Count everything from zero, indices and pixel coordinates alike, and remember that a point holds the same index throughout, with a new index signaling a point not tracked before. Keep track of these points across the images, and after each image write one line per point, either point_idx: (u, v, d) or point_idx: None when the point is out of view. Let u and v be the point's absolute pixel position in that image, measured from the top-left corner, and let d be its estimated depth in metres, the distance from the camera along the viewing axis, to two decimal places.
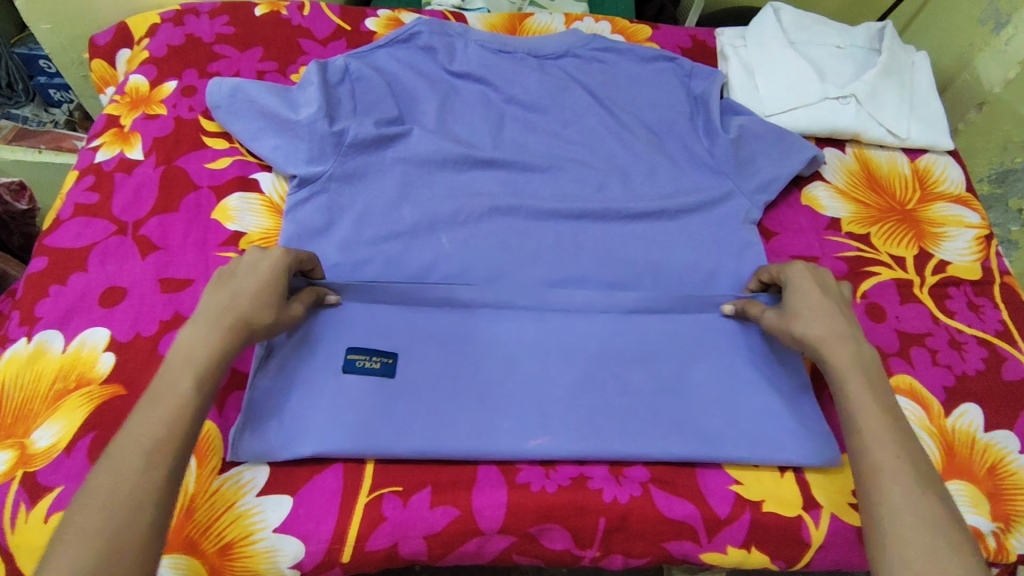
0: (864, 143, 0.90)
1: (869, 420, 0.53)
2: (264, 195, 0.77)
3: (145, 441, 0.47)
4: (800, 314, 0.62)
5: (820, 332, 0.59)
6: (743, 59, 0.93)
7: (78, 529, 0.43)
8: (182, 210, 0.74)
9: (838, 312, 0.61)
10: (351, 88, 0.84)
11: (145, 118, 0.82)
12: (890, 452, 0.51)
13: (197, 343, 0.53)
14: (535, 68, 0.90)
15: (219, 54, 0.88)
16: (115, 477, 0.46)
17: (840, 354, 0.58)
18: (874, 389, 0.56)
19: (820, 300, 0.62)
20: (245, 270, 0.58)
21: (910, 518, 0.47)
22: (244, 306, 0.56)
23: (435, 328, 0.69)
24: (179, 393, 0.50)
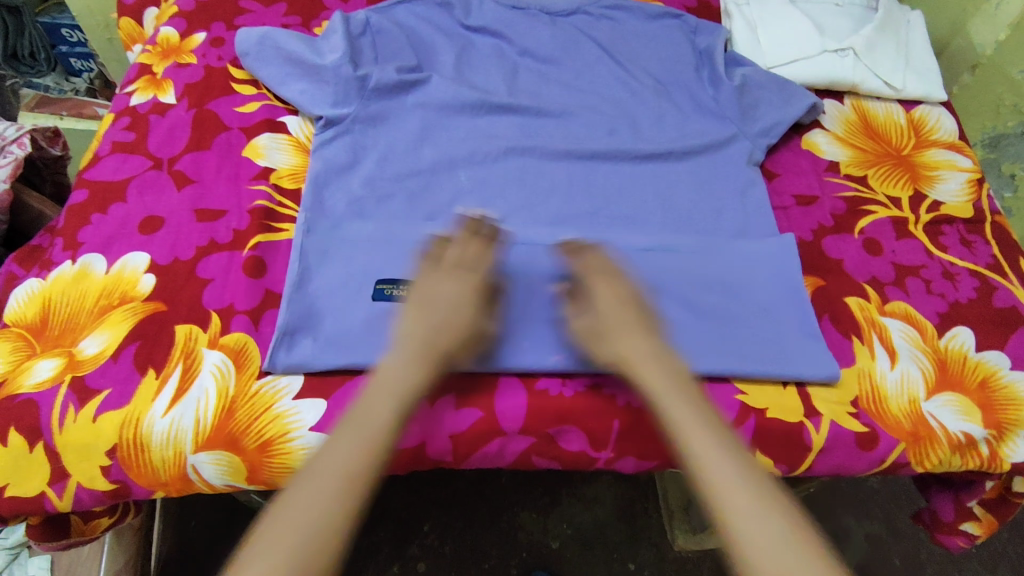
0: (862, 95, 0.94)
1: (693, 428, 0.53)
2: (292, 136, 0.81)
3: (350, 466, 0.53)
4: (614, 327, 0.61)
5: (631, 351, 0.59)
6: (745, 16, 0.97)
7: (277, 546, 0.49)
8: (214, 148, 0.78)
9: (631, 319, 0.61)
10: (373, 40, 0.88)
11: (177, 66, 0.86)
12: (727, 465, 0.51)
13: (394, 375, 0.59)
14: (548, 24, 0.94)
15: (244, 9, 0.92)
16: (324, 501, 0.51)
17: (643, 368, 0.58)
18: (689, 398, 0.55)
19: (619, 314, 0.61)
20: (443, 303, 0.63)
21: (756, 521, 0.48)
22: (449, 336, 0.62)
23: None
24: (382, 422, 0.55)
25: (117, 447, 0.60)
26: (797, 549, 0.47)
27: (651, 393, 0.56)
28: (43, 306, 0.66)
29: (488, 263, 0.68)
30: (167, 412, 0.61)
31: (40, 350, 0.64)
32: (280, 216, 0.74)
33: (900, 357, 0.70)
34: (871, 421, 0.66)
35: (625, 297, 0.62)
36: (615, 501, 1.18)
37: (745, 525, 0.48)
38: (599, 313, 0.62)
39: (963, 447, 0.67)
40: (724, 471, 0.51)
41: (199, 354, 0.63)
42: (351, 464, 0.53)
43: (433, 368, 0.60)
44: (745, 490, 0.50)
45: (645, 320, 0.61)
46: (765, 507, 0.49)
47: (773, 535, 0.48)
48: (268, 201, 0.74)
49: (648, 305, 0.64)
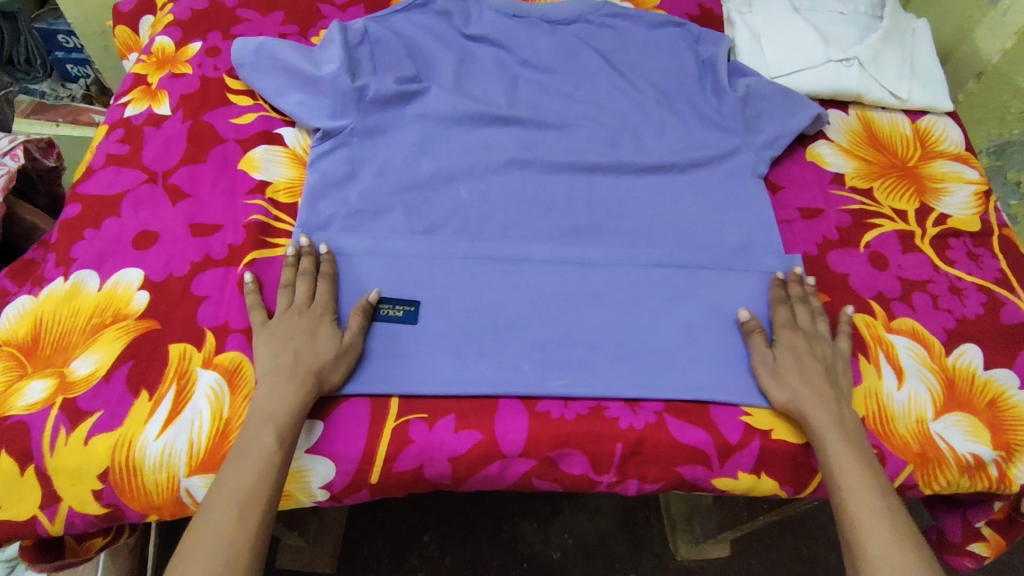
0: (866, 105, 0.93)
1: (850, 463, 0.59)
2: (288, 148, 0.80)
3: (238, 492, 0.54)
4: (785, 368, 0.65)
5: (806, 396, 0.63)
6: (749, 25, 0.96)
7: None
8: (210, 161, 0.77)
9: (817, 367, 0.65)
10: (371, 49, 0.87)
11: (172, 77, 0.85)
12: (872, 499, 0.57)
13: (270, 401, 0.58)
14: (548, 32, 0.93)
15: (241, 18, 0.91)
16: (216, 529, 0.52)
17: (814, 414, 0.62)
18: (859, 445, 0.61)
19: (816, 362, 0.65)
20: (285, 330, 0.62)
21: (893, 547, 0.55)
22: (300, 360, 0.60)
23: (455, 272, 0.71)
24: (264, 448, 0.56)
25: (109, 470, 0.59)
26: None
27: (818, 431, 0.61)
28: (34, 324, 0.65)
29: (327, 291, 0.66)
30: (161, 435, 0.59)
31: (31, 371, 0.62)
32: (276, 231, 0.73)
33: (907, 375, 0.69)
34: (878, 442, 0.65)
35: (812, 346, 0.66)
36: (617, 510, 1.17)
37: (881, 548, 0.55)
38: (779, 354, 0.66)
39: (971, 468, 0.66)
40: (868, 507, 0.57)
41: (193, 375, 0.62)
42: (239, 486, 0.54)
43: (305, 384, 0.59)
44: (877, 517, 0.56)
45: (832, 366, 0.65)
46: (904, 536, 0.55)
47: (908, 561, 0.54)
48: (264, 216, 0.73)
49: (831, 348, 0.67)
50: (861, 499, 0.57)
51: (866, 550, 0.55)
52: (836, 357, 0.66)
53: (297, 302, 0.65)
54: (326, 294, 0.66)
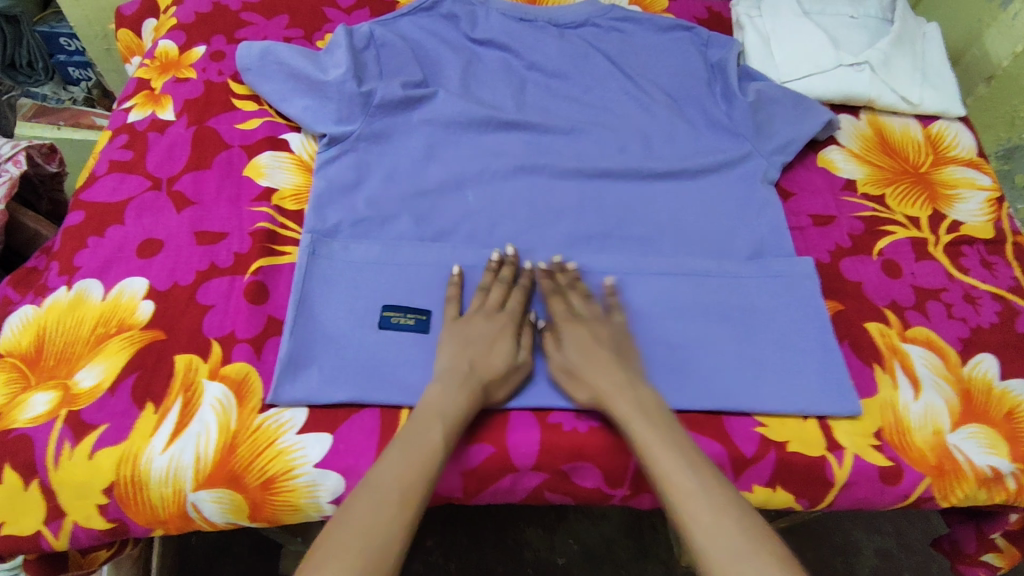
0: (877, 110, 0.92)
1: (656, 445, 0.56)
2: (294, 154, 0.79)
3: (401, 484, 0.52)
4: (580, 364, 0.62)
5: (620, 386, 0.60)
6: (758, 28, 0.95)
7: (339, 548, 0.48)
8: (215, 167, 0.76)
9: (609, 356, 0.63)
10: (376, 53, 0.86)
11: (176, 81, 0.84)
12: (683, 473, 0.53)
13: (439, 400, 0.58)
14: (555, 36, 0.92)
15: (245, 22, 0.90)
16: (378, 506, 0.50)
17: (619, 403, 0.59)
18: (660, 422, 0.57)
19: (585, 351, 0.63)
20: (477, 339, 0.63)
21: (716, 522, 0.50)
22: (482, 375, 0.61)
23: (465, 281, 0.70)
24: (432, 443, 0.55)
25: (114, 485, 0.58)
26: (751, 552, 0.49)
27: (621, 419, 0.59)
28: (37, 335, 0.64)
29: (523, 301, 0.67)
30: (167, 448, 0.58)
31: (34, 382, 0.61)
32: (281, 238, 0.72)
33: (924, 386, 0.68)
34: (895, 455, 0.64)
35: (568, 341, 0.64)
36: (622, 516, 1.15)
37: (701, 527, 0.50)
38: (567, 349, 0.64)
39: (989, 481, 0.65)
40: (687, 479, 0.53)
41: (199, 386, 0.61)
42: (395, 479, 0.52)
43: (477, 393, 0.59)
44: (699, 490, 0.52)
45: (617, 355, 0.63)
46: (719, 510, 0.51)
47: (728, 537, 0.49)
48: (270, 223, 0.72)
49: (614, 338, 0.65)
50: (678, 477, 0.53)
51: (689, 527, 0.51)
52: (609, 334, 0.65)
53: (490, 304, 0.66)
54: (519, 304, 0.67)
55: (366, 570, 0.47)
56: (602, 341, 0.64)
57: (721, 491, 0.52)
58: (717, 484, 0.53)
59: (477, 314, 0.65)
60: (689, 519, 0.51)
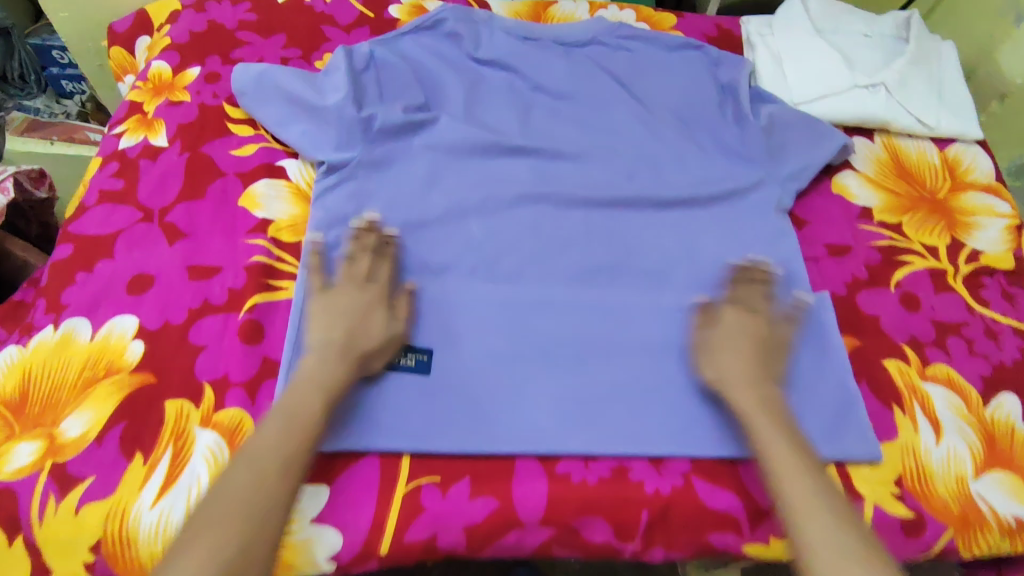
0: (893, 132, 0.89)
1: (772, 443, 0.56)
2: (291, 182, 0.76)
3: (282, 453, 0.53)
4: (717, 343, 0.64)
5: (730, 378, 0.61)
6: (770, 47, 0.92)
7: (217, 523, 0.49)
8: (209, 197, 0.73)
9: (752, 349, 0.62)
10: (377, 76, 0.83)
11: (169, 105, 0.81)
12: (802, 480, 0.53)
13: (321, 372, 0.58)
14: (561, 56, 0.90)
15: (241, 41, 0.87)
16: (257, 479, 0.51)
17: (738, 396, 0.60)
18: (785, 422, 0.58)
19: (754, 336, 0.63)
20: (350, 306, 0.62)
21: (830, 524, 0.51)
22: (356, 340, 0.60)
23: (470, 318, 0.68)
24: (309, 413, 0.55)
25: (101, 542, 0.55)
26: (862, 561, 0.49)
27: (742, 413, 0.59)
28: (22, 379, 0.61)
29: (388, 272, 0.66)
30: (156, 503, 0.56)
31: (19, 431, 0.59)
32: (279, 273, 0.69)
33: (945, 430, 0.65)
34: (917, 505, 0.62)
35: (754, 317, 0.65)
36: None
37: (816, 530, 0.51)
38: (714, 326, 0.65)
39: (1013, 532, 0.62)
40: (800, 488, 0.53)
41: (191, 435, 0.59)
42: (276, 441, 0.53)
43: (348, 364, 0.59)
44: (817, 498, 0.52)
45: (757, 339, 0.63)
46: (838, 510, 0.52)
47: (841, 538, 0.50)
48: (266, 257, 0.69)
49: (755, 331, 0.63)
50: (797, 480, 0.53)
51: (796, 526, 0.51)
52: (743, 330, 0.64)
53: (359, 276, 0.65)
54: (387, 276, 0.66)
55: (221, 533, 0.48)
56: (725, 331, 0.64)
57: (838, 499, 0.53)
58: (831, 491, 0.53)
59: (345, 283, 0.64)
60: (804, 528, 0.51)
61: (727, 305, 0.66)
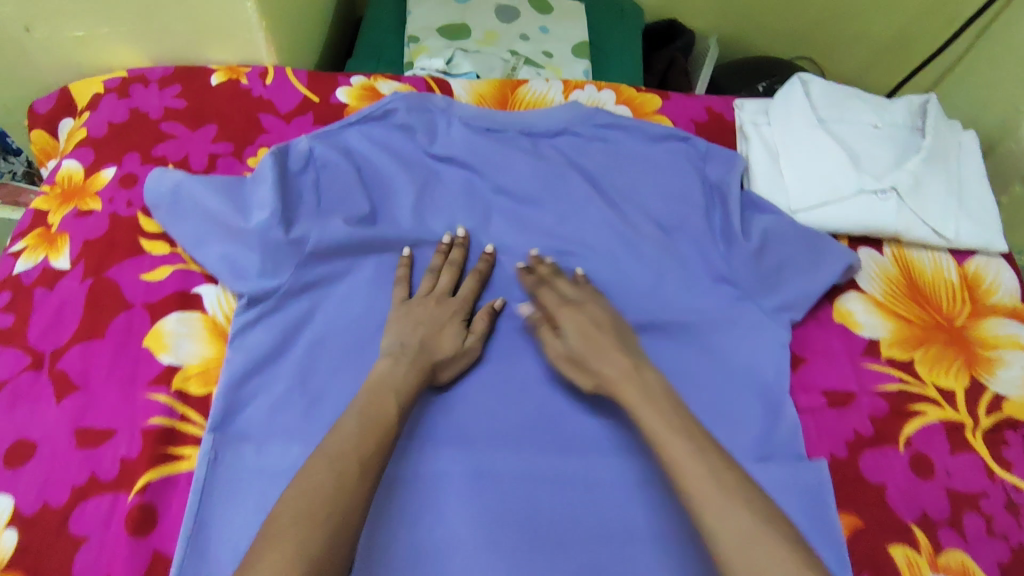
0: (905, 243, 0.78)
1: (658, 429, 0.53)
2: (206, 315, 0.66)
3: (360, 449, 0.51)
4: (584, 351, 0.62)
5: (606, 361, 0.60)
6: (766, 140, 0.81)
7: (298, 516, 0.46)
8: (109, 336, 0.64)
9: (608, 341, 0.62)
10: (316, 178, 0.74)
11: (76, 215, 0.72)
12: (690, 455, 0.50)
13: (389, 377, 0.59)
14: (528, 149, 0.79)
15: (166, 134, 0.77)
16: (336, 471, 0.49)
17: (625, 390, 0.58)
18: (661, 401, 0.56)
19: (583, 332, 0.63)
20: (429, 318, 0.65)
21: (728, 514, 0.46)
22: (442, 353, 0.63)
23: (446, 439, 0.62)
24: (385, 412, 0.56)
25: None
26: (762, 547, 0.45)
27: (623, 399, 0.57)
28: None
29: (471, 288, 0.69)
30: None
31: None
32: (182, 436, 0.60)
33: None
34: None
35: (588, 318, 0.64)
36: None
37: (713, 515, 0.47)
38: (568, 335, 0.64)
39: None
40: (688, 464, 0.50)
41: None
42: (355, 437, 0.52)
43: (424, 370, 0.61)
44: (715, 481, 0.48)
45: (616, 338, 0.63)
46: (732, 495, 0.48)
47: (740, 519, 0.46)
48: (168, 417, 0.60)
49: (617, 330, 0.63)
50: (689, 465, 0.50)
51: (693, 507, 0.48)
52: (621, 327, 0.64)
53: (437, 291, 0.68)
54: (468, 291, 0.69)
55: (308, 526, 0.45)
56: (612, 336, 0.63)
57: (735, 475, 0.49)
58: (723, 464, 0.50)
59: (428, 300, 0.67)
60: (701, 507, 0.48)
61: (541, 288, 0.68)
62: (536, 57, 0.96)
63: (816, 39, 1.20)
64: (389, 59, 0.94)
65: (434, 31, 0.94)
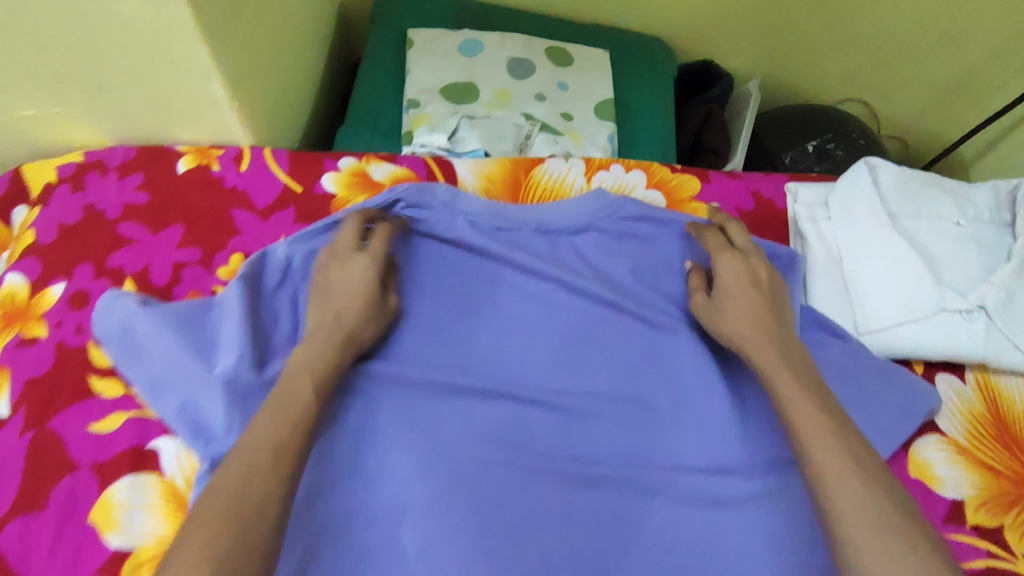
0: (991, 367, 0.66)
1: (796, 407, 0.50)
2: (164, 477, 0.56)
3: (272, 436, 0.45)
4: (727, 303, 0.60)
5: (742, 322, 0.58)
6: (826, 242, 0.68)
7: (203, 523, 0.40)
8: (51, 507, 0.55)
9: (761, 301, 0.59)
10: (294, 298, 0.63)
11: (19, 344, 0.62)
12: (833, 443, 0.46)
13: (310, 354, 0.53)
14: (544, 254, 0.68)
15: (124, 238, 0.67)
16: (248, 471, 0.43)
17: (765, 352, 0.56)
18: (823, 400, 0.51)
19: (744, 289, 0.61)
20: (347, 281, 0.59)
21: (859, 494, 0.43)
22: (350, 323, 0.57)
23: (441, 556, 0.50)
24: (298, 395, 0.49)
25: None
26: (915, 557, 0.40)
27: (765, 372, 0.54)
28: None
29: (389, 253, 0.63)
30: None
31: None
32: None
33: None
34: None
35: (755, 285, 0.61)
36: None
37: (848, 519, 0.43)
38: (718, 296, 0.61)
39: None
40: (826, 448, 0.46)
41: None
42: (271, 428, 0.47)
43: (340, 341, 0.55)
44: (849, 467, 0.45)
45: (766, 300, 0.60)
46: (872, 485, 0.44)
47: (879, 530, 0.41)
48: None
49: (771, 297, 0.61)
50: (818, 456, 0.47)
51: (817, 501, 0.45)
52: (783, 305, 0.60)
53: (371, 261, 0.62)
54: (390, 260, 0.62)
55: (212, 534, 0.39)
56: (766, 301, 0.60)
57: (875, 467, 0.46)
58: (866, 454, 0.46)
59: (340, 265, 0.60)
60: (829, 498, 0.44)
61: (706, 233, 0.66)
62: (553, 120, 0.83)
63: (870, 81, 1.07)
64: (386, 128, 0.83)
65: (438, 91, 0.82)
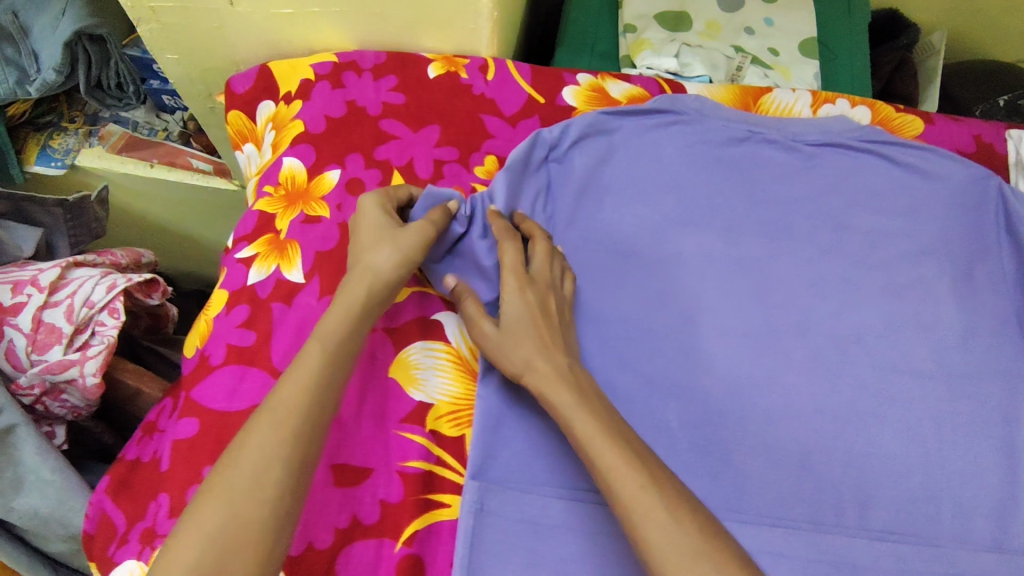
0: None
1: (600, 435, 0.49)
2: (451, 347, 0.63)
3: (291, 414, 0.48)
4: (517, 334, 0.56)
5: (544, 351, 0.55)
6: None
7: (219, 495, 0.44)
8: (354, 363, 0.61)
9: (551, 335, 0.57)
10: (548, 182, 0.70)
11: (304, 223, 0.67)
12: (617, 451, 0.48)
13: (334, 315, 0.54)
14: (794, 162, 0.72)
15: (388, 134, 0.72)
16: (268, 453, 0.46)
17: (545, 386, 0.53)
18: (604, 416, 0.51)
19: (525, 316, 0.57)
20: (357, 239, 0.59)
21: (670, 524, 0.44)
22: (364, 270, 0.57)
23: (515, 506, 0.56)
24: (309, 367, 0.50)
25: None
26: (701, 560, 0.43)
27: (557, 410, 0.52)
28: None
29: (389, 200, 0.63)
30: None
31: None
32: (440, 481, 0.58)
33: None
34: None
35: (533, 288, 0.59)
36: None
37: (626, 491, 0.46)
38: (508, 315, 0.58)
39: None
40: (609, 455, 0.48)
41: None
42: (286, 418, 0.47)
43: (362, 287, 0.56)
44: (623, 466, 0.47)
45: (554, 332, 0.57)
46: (676, 509, 0.45)
47: (681, 530, 0.44)
48: (425, 461, 0.58)
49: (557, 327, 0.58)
50: (646, 501, 0.45)
51: (604, 474, 0.47)
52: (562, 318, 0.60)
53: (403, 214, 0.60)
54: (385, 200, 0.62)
55: (222, 519, 0.42)
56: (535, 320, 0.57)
57: (668, 480, 0.47)
58: (659, 469, 0.48)
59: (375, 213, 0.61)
60: (633, 512, 0.45)
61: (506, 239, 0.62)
62: (763, 55, 0.86)
63: None
64: (603, 51, 0.86)
65: (654, 19, 0.85)
